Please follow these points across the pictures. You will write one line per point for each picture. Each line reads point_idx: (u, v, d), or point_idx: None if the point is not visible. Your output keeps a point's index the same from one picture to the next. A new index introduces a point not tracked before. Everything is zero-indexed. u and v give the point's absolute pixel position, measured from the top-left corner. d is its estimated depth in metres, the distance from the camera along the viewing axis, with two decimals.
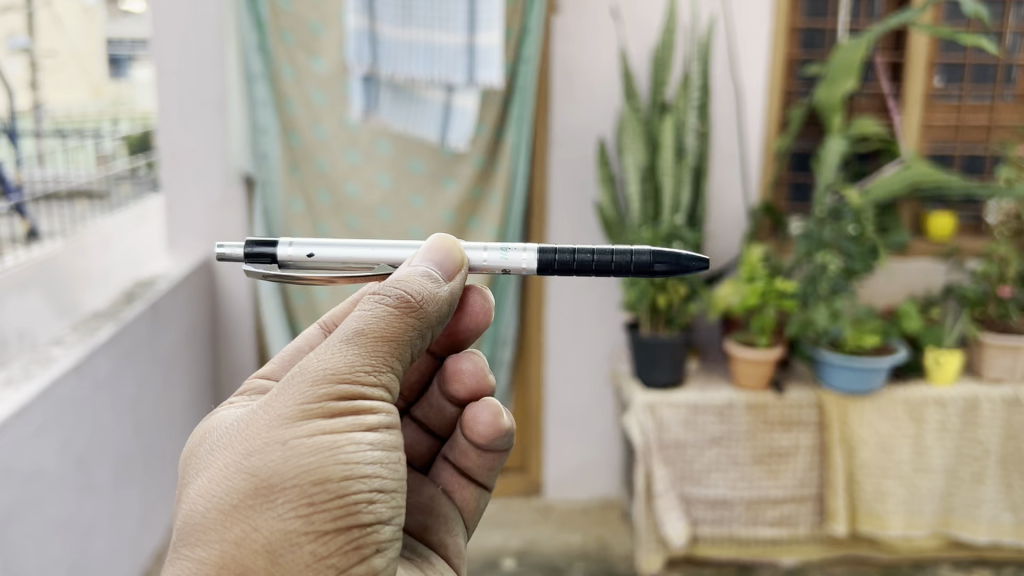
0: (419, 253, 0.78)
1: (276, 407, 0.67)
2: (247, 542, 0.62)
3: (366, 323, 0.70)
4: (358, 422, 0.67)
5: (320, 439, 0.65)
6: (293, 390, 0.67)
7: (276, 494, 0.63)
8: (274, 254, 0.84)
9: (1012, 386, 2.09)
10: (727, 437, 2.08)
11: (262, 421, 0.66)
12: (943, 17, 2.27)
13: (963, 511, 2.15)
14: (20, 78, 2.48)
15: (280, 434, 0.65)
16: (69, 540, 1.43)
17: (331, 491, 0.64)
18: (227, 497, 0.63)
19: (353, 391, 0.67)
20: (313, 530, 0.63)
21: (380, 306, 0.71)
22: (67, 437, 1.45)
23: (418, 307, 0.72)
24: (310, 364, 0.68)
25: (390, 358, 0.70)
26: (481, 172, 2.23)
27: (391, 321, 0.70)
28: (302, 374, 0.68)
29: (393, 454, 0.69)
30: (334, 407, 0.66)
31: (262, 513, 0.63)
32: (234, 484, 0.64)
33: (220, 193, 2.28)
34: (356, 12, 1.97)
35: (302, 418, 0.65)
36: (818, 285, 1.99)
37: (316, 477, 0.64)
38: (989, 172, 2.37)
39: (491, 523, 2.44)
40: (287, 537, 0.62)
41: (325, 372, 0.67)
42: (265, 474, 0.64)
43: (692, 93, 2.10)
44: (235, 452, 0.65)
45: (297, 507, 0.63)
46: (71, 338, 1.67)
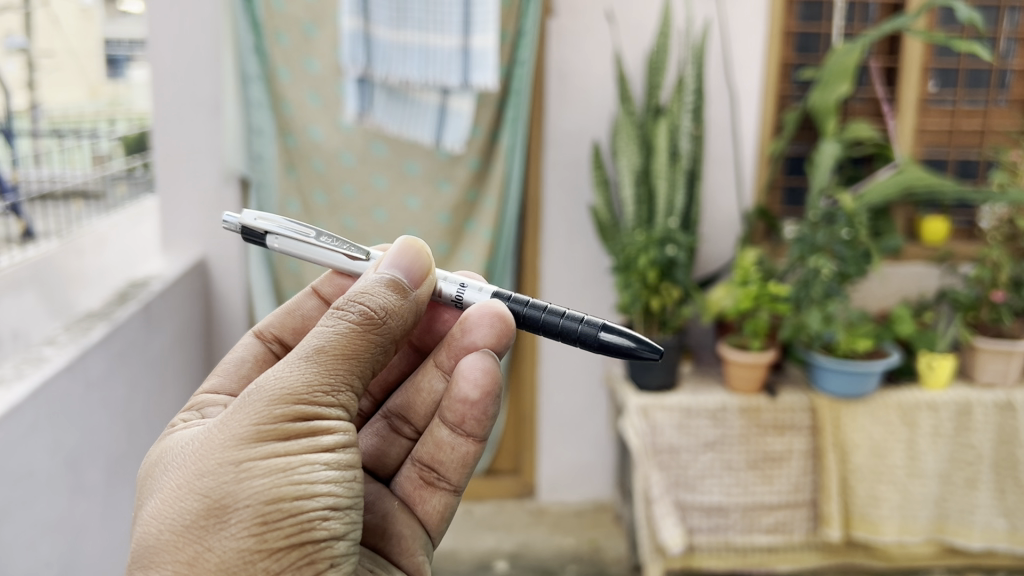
0: (385, 256, 0.76)
1: (230, 426, 0.66)
2: (202, 562, 0.62)
3: (326, 341, 0.69)
4: (313, 441, 0.67)
5: (273, 460, 0.65)
6: (245, 408, 0.67)
7: (228, 514, 0.63)
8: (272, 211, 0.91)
9: (1004, 391, 2.10)
10: (721, 442, 2.08)
11: (216, 440, 0.66)
12: (937, 22, 2.28)
13: (957, 517, 2.15)
14: (18, 78, 2.34)
15: (232, 454, 0.65)
16: (60, 542, 1.42)
17: (284, 510, 0.64)
18: (182, 518, 0.64)
19: (309, 409, 0.67)
20: (266, 548, 0.63)
21: (343, 323, 0.70)
22: (59, 438, 1.45)
23: (380, 320, 0.71)
24: (268, 382, 0.67)
25: (349, 376, 0.70)
26: (476, 174, 2.24)
27: (353, 339, 0.69)
28: (255, 391, 0.67)
29: (349, 472, 0.70)
30: (290, 427, 0.66)
31: (215, 534, 0.63)
32: (188, 505, 0.64)
33: (214, 194, 2.28)
34: (351, 13, 1.95)
35: (257, 439, 0.65)
36: (811, 289, 1.97)
37: (270, 496, 0.64)
38: (982, 176, 2.38)
39: (484, 526, 2.44)
40: (240, 556, 0.63)
41: (281, 391, 0.67)
42: (217, 494, 0.64)
43: (686, 97, 2.08)
44: (188, 473, 0.66)
45: (251, 526, 0.63)
46: (63, 338, 1.66)
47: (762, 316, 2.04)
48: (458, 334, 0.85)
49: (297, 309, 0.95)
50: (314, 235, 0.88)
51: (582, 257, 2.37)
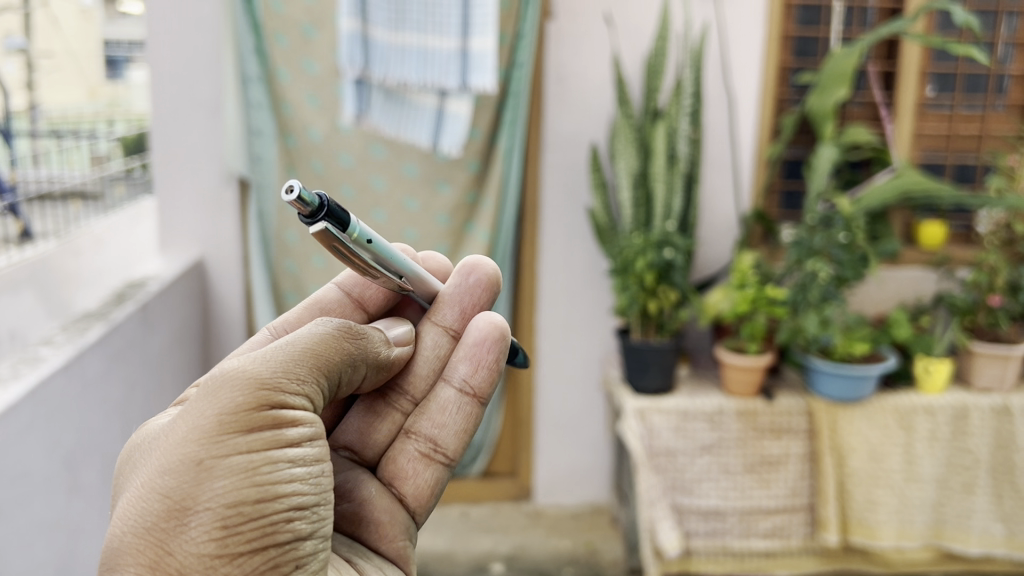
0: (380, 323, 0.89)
1: (193, 422, 0.66)
2: (163, 566, 0.62)
3: (301, 338, 0.74)
4: (276, 436, 0.67)
5: (236, 460, 0.65)
6: (209, 403, 0.66)
7: (189, 516, 0.63)
8: (345, 230, 0.73)
9: (1001, 396, 2.10)
10: (718, 445, 2.08)
11: (178, 436, 0.66)
12: (935, 27, 2.29)
13: (955, 523, 2.15)
14: (16, 79, 2.34)
15: (195, 454, 0.64)
16: (56, 542, 1.42)
17: (246, 513, 0.64)
18: (144, 519, 0.63)
19: (274, 403, 0.68)
20: (227, 553, 0.63)
21: (323, 327, 0.76)
22: (55, 438, 1.45)
23: (354, 333, 0.78)
24: (234, 372, 0.68)
25: (318, 375, 0.73)
26: (475, 177, 2.25)
27: (329, 340, 0.75)
28: (220, 387, 0.67)
29: (316, 468, 0.70)
30: (254, 423, 0.66)
31: (176, 537, 0.63)
32: (150, 507, 0.64)
33: (212, 195, 2.28)
34: (350, 14, 1.95)
35: (219, 438, 0.65)
36: (808, 292, 1.97)
37: (232, 499, 0.64)
38: (980, 181, 2.38)
39: (480, 528, 2.44)
40: (201, 562, 0.62)
41: (249, 381, 0.67)
42: (179, 496, 0.63)
43: (684, 100, 2.09)
44: (152, 473, 0.65)
45: (211, 530, 0.63)
46: (60, 338, 1.66)
47: (760, 319, 2.04)
48: (454, 284, 0.93)
49: (317, 301, 0.97)
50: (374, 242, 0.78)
51: (580, 260, 2.38)
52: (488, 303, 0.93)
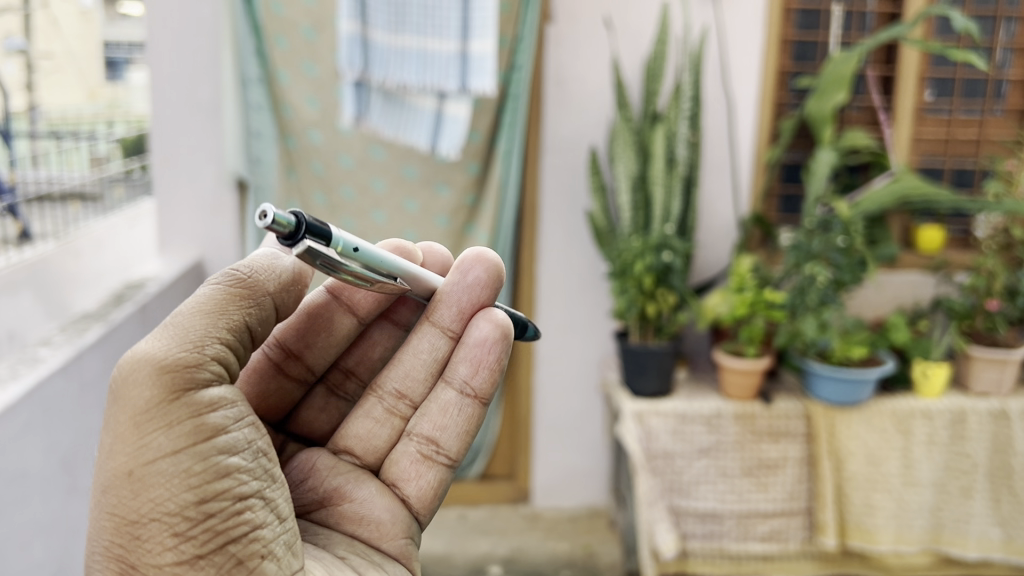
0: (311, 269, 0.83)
1: (116, 433, 0.66)
2: None
3: (195, 304, 0.70)
4: (198, 426, 0.66)
5: (166, 466, 0.65)
6: (122, 410, 0.65)
7: (140, 530, 0.65)
8: (328, 244, 0.73)
9: (999, 400, 2.11)
10: (716, 448, 2.08)
11: (109, 448, 0.66)
12: (934, 32, 2.29)
13: (954, 527, 2.15)
14: (16, 80, 2.35)
15: (127, 469, 0.65)
16: (53, 542, 1.42)
17: (192, 517, 0.65)
18: (103, 540, 0.66)
19: (186, 391, 0.66)
20: (186, 558, 0.65)
21: (212, 285, 0.72)
22: (53, 439, 1.44)
23: (250, 286, 0.73)
24: (134, 367, 0.66)
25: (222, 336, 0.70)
26: (475, 179, 2.26)
27: (222, 298, 0.71)
28: (131, 390, 0.65)
29: (249, 453, 0.70)
30: (171, 422, 0.65)
31: (134, 549, 0.65)
32: (104, 529, 0.65)
33: (212, 197, 2.28)
34: (349, 16, 1.95)
35: (145, 447, 0.65)
36: (807, 296, 1.97)
37: (174, 507, 0.65)
38: (978, 185, 2.39)
39: (477, 530, 2.44)
40: (164, 570, 0.65)
41: (152, 378, 0.65)
42: (126, 515, 0.65)
43: (683, 104, 2.10)
44: (96, 495, 0.66)
45: (164, 539, 0.65)
46: (59, 338, 1.66)
47: (758, 323, 2.05)
48: (455, 282, 0.86)
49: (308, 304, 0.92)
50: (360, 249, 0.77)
51: (579, 263, 2.38)
52: (491, 299, 0.87)
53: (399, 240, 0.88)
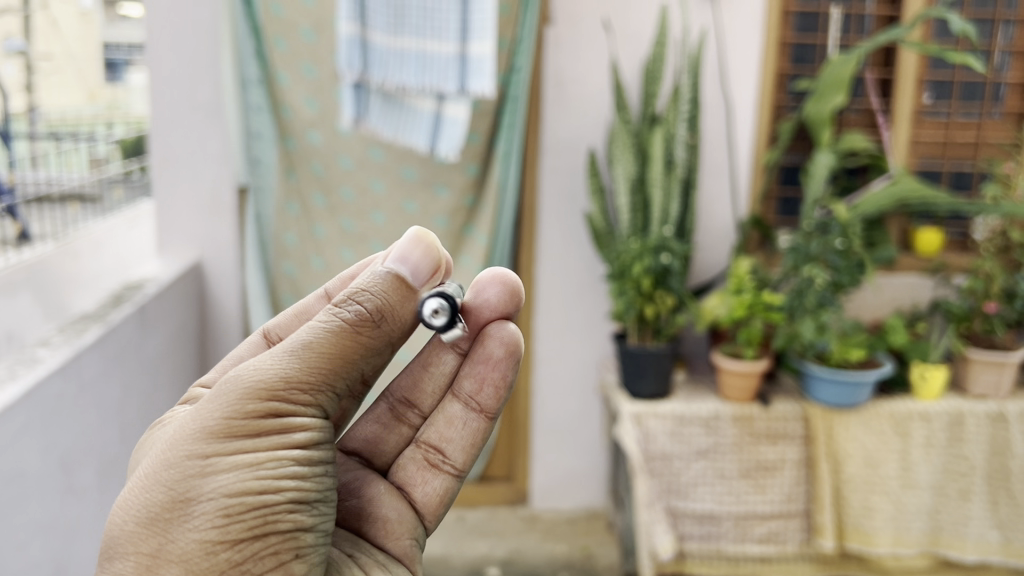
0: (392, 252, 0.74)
1: (202, 418, 0.66)
2: (164, 554, 0.63)
3: (313, 337, 0.69)
4: (284, 441, 0.67)
5: (242, 455, 0.65)
6: (218, 404, 0.66)
7: (192, 506, 0.64)
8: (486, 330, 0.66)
9: (997, 402, 2.11)
10: (714, 450, 2.08)
11: (186, 431, 0.66)
12: (932, 35, 2.30)
13: (952, 530, 2.15)
14: (15, 80, 2.35)
15: (199, 448, 0.65)
16: (51, 542, 1.42)
17: (248, 503, 0.65)
18: (146, 510, 0.64)
19: (280, 403, 0.67)
20: (229, 539, 0.64)
21: (336, 320, 0.70)
22: (51, 440, 1.44)
23: (377, 326, 0.71)
24: (244, 373, 0.67)
25: (332, 377, 0.70)
26: (474, 180, 2.26)
27: (340, 338, 0.70)
28: (233, 391, 0.67)
29: (318, 467, 0.70)
30: (260, 422, 0.66)
31: (179, 526, 0.63)
32: (152, 498, 0.64)
33: (210, 199, 2.27)
34: (348, 18, 1.95)
35: (225, 435, 0.65)
36: (805, 298, 1.97)
37: (234, 490, 0.64)
38: (976, 188, 2.39)
39: (476, 532, 2.44)
40: (202, 548, 0.63)
41: (258, 384, 0.67)
42: (182, 488, 0.64)
43: (681, 106, 2.10)
44: (154, 465, 0.65)
45: (214, 518, 0.64)
46: (57, 339, 1.66)
47: (756, 325, 2.05)
48: (472, 301, 0.84)
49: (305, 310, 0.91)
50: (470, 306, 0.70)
51: (578, 265, 2.38)
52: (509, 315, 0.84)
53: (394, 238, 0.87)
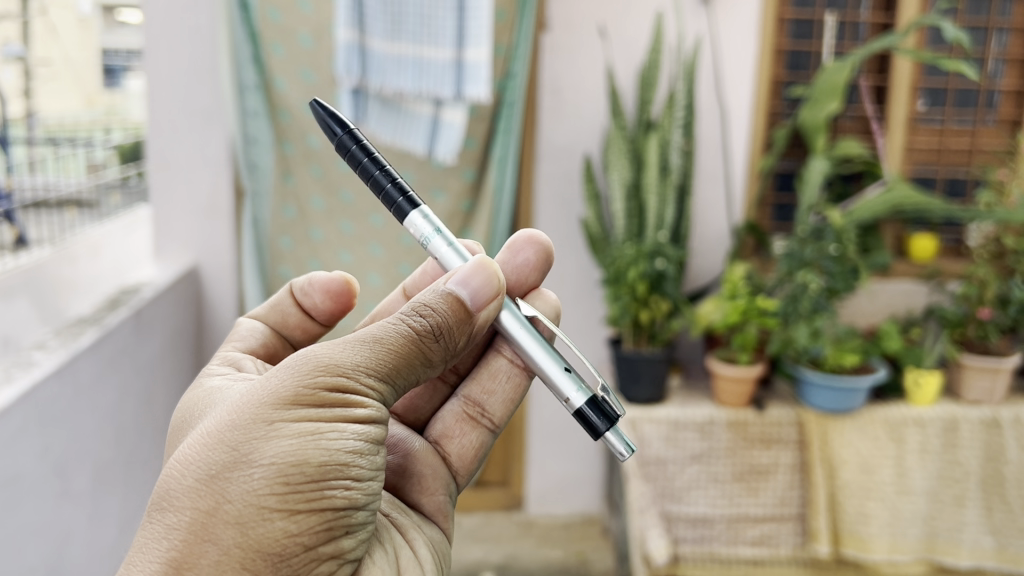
0: (454, 274, 0.78)
1: (270, 388, 0.69)
2: (221, 513, 0.64)
3: (384, 334, 0.74)
4: (345, 416, 0.69)
5: (305, 424, 0.67)
6: (288, 377, 0.69)
7: (253, 467, 0.65)
8: (597, 424, 0.83)
9: (990, 408, 2.11)
10: (708, 454, 2.08)
11: (254, 400, 0.68)
12: (926, 42, 2.31)
13: (947, 536, 2.14)
14: (14, 86, 2.36)
15: (266, 413, 0.67)
16: (45, 545, 1.42)
17: (308, 474, 0.66)
18: (206, 467, 0.65)
19: (346, 385, 0.70)
20: (287, 508, 0.65)
21: (404, 325, 0.74)
22: (47, 443, 1.45)
23: (440, 329, 0.75)
24: (315, 353, 0.71)
25: (396, 374, 0.74)
26: (470, 186, 2.26)
27: (408, 339, 0.74)
28: (304, 367, 0.70)
29: (374, 446, 0.72)
30: (324, 397, 0.69)
31: (237, 486, 0.64)
32: (214, 456, 0.66)
33: (208, 202, 2.28)
34: (346, 25, 1.97)
35: (292, 404, 0.68)
36: (799, 304, 1.97)
37: (295, 459, 0.66)
38: (970, 195, 2.40)
39: (471, 537, 2.43)
40: (259, 511, 0.64)
41: (327, 364, 0.70)
42: (245, 449, 0.66)
43: (677, 112, 2.11)
44: (220, 425, 0.67)
45: (273, 484, 0.65)
46: (53, 343, 1.66)
47: (751, 330, 2.06)
48: (505, 260, 0.93)
49: (278, 303, 1.00)
50: (565, 379, 0.84)
51: (574, 270, 2.39)
52: (536, 282, 0.94)
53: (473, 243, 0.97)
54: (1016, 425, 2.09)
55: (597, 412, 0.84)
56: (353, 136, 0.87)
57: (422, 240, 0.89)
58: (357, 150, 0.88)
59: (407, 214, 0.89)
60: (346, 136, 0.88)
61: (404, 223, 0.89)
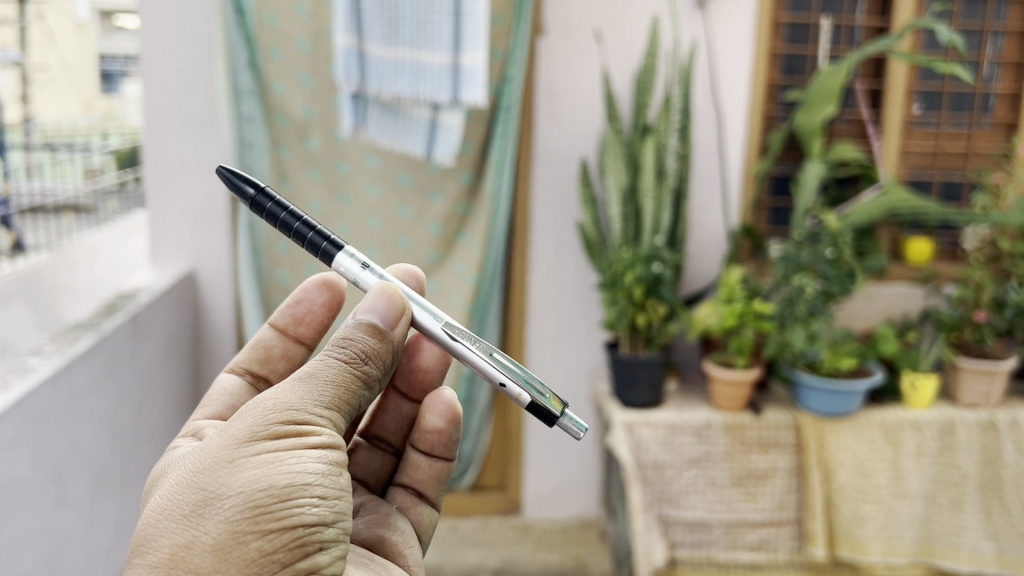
0: (363, 302, 0.83)
1: (229, 431, 0.73)
2: (196, 544, 0.67)
3: (317, 367, 0.78)
4: (301, 442, 0.73)
5: (265, 453, 0.71)
6: (243, 418, 0.74)
7: (222, 499, 0.69)
8: (548, 415, 0.90)
9: (987, 411, 2.12)
10: (705, 459, 2.08)
11: (216, 443, 0.73)
12: (921, 46, 2.32)
13: (944, 539, 2.15)
14: None
15: (228, 452, 0.71)
16: (42, 552, 1.42)
17: (276, 494, 0.70)
18: (180, 508, 0.70)
19: (298, 414, 0.74)
20: (259, 529, 0.68)
21: (333, 358, 0.78)
22: (43, 448, 1.44)
23: (370, 352, 0.80)
24: (263, 396, 0.76)
25: (342, 401, 0.78)
26: (467, 188, 2.26)
27: (343, 367, 0.78)
28: (255, 407, 0.75)
29: (335, 467, 0.75)
30: (279, 428, 0.73)
31: (209, 519, 0.68)
32: (186, 498, 0.70)
33: (205, 207, 2.28)
34: (345, 30, 1.98)
35: (251, 439, 0.72)
36: (796, 307, 1.98)
37: (261, 484, 0.70)
38: (966, 198, 2.41)
39: (467, 542, 2.42)
40: (233, 536, 0.68)
41: (275, 403, 0.74)
42: (213, 486, 0.70)
43: (673, 116, 2.11)
44: (188, 471, 0.72)
45: (243, 509, 0.69)
46: (49, 349, 1.65)
47: (748, 333, 2.04)
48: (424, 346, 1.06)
49: (261, 341, 1.03)
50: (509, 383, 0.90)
51: (571, 274, 2.39)
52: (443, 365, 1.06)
53: (415, 270, 1.01)
54: (1013, 428, 2.10)
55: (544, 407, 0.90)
56: (269, 194, 0.91)
57: (353, 278, 0.91)
58: (272, 206, 0.92)
59: (334, 257, 0.91)
60: (260, 194, 0.92)
61: (332, 265, 0.92)
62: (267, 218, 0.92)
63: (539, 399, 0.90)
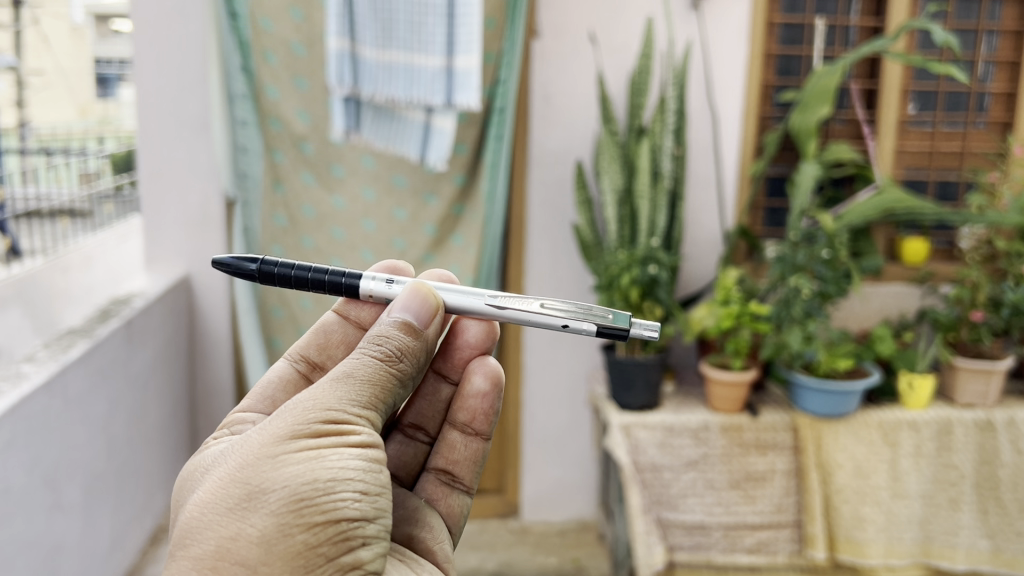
0: (397, 301, 0.84)
1: (270, 428, 0.75)
2: (243, 536, 0.69)
3: (353, 367, 0.79)
4: (342, 440, 0.74)
5: (307, 449, 0.73)
6: (283, 416, 0.75)
7: (267, 493, 0.71)
8: (615, 328, 0.90)
9: (984, 411, 2.11)
10: (703, 461, 2.08)
11: (257, 440, 0.74)
12: (916, 46, 2.32)
13: (942, 540, 2.14)
14: None
15: (270, 448, 0.73)
16: (34, 559, 1.41)
17: (319, 489, 0.71)
18: (224, 502, 0.71)
19: (336, 412, 0.75)
20: (304, 522, 0.70)
21: (367, 356, 0.80)
22: (36, 455, 1.43)
23: (404, 350, 0.81)
24: (302, 396, 0.77)
25: (377, 398, 0.79)
26: (460, 191, 2.26)
27: (378, 365, 0.79)
28: (294, 405, 0.76)
29: (375, 464, 0.76)
30: (319, 427, 0.74)
31: (255, 513, 0.70)
32: (230, 492, 0.71)
33: (201, 212, 2.28)
34: (337, 33, 1.97)
35: (292, 436, 0.73)
36: (792, 308, 1.98)
37: (305, 479, 0.71)
38: (962, 198, 2.41)
39: (466, 545, 2.42)
40: (279, 529, 0.70)
41: (315, 403, 0.75)
42: (257, 480, 0.71)
43: (668, 118, 2.11)
44: (231, 466, 0.73)
45: (288, 503, 0.70)
46: (43, 355, 1.65)
47: (744, 335, 2.04)
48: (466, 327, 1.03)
49: (322, 326, 1.01)
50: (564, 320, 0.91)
51: (568, 276, 2.38)
52: (485, 349, 1.04)
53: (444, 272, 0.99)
54: (1010, 428, 2.10)
55: (605, 326, 0.90)
56: (271, 261, 0.92)
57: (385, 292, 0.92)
58: (280, 269, 0.92)
59: (358, 287, 0.92)
60: (264, 263, 0.92)
61: (361, 293, 0.92)
62: (281, 282, 0.92)
63: (602, 322, 0.90)
